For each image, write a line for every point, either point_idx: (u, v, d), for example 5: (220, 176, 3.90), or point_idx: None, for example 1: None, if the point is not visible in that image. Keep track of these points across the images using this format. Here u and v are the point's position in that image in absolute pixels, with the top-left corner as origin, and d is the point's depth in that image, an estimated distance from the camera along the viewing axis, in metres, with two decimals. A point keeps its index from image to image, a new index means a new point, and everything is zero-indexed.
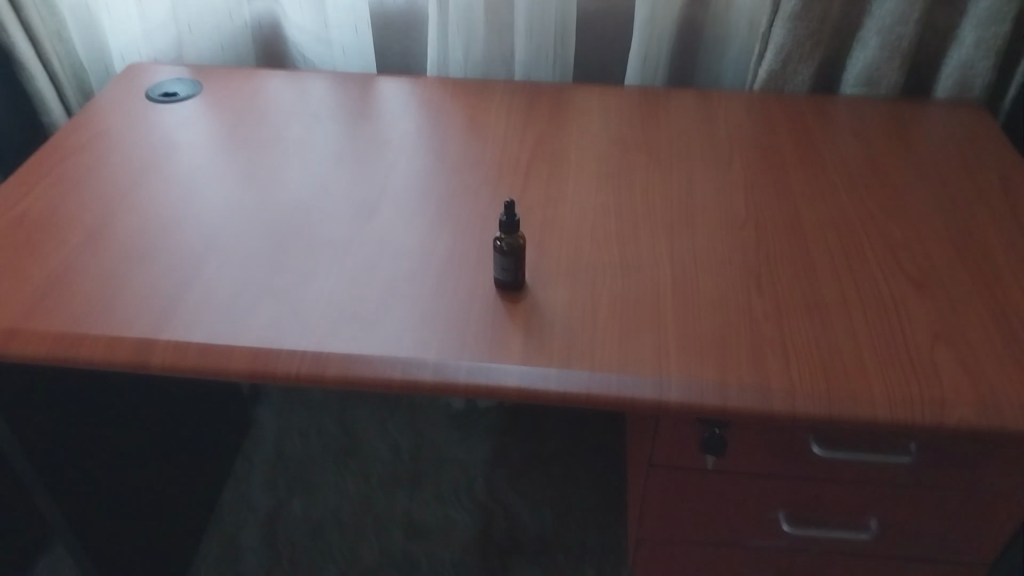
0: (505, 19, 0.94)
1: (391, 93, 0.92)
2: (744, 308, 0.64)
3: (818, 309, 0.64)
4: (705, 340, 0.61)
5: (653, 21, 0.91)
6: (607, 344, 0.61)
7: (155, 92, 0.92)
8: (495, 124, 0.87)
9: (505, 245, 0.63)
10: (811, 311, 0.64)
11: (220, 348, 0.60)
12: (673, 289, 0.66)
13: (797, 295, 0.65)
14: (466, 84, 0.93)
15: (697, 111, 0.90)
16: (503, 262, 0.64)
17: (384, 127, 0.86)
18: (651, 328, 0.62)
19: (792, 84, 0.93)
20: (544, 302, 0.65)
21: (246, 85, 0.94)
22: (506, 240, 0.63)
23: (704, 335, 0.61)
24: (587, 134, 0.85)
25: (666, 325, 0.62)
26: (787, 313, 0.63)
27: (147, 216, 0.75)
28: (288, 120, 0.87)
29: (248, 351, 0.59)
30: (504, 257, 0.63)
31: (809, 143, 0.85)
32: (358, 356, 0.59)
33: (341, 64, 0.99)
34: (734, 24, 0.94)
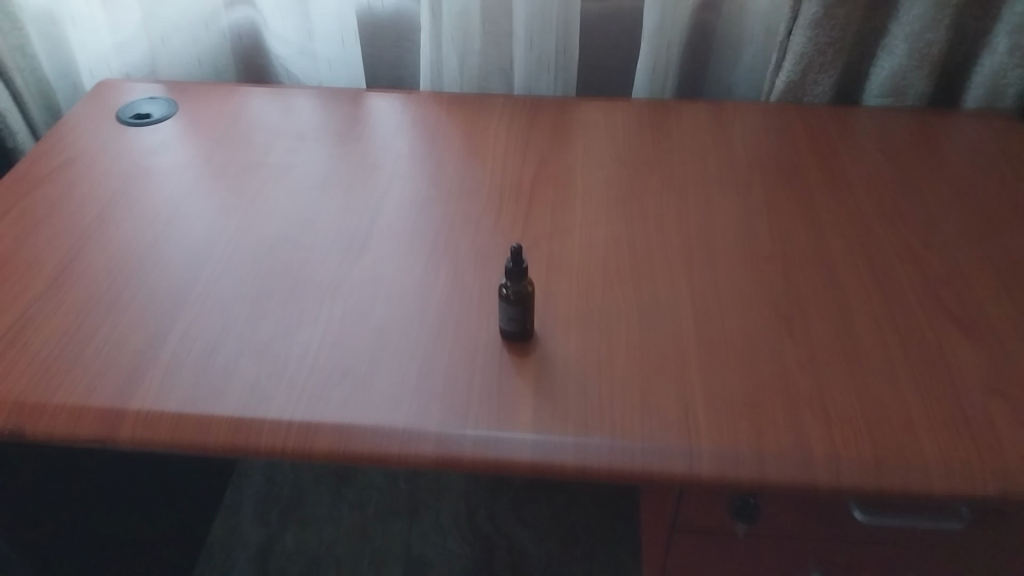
0: (504, 28, 0.87)
1: (380, 109, 0.85)
2: (778, 356, 0.58)
3: (857, 357, 0.58)
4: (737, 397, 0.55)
5: (663, 30, 0.85)
6: (628, 403, 0.54)
7: (126, 113, 0.85)
8: (495, 144, 0.80)
9: (511, 294, 0.57)
10: (852, 360, 0.58)
11: (196, 418, 0.53)
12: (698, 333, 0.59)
13: (832, 339, 0.60)
14: (462, 100, 0.87)
15: (711, 121, 0.84)
16: (509, 312, 0.57)
17: (375, 147, 0.79)
18: (675, 384, 0.56)
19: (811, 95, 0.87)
20: (555, 351, 0.58)
21: (226, 104, 0.87)
22: (512, 288, 0.57)
23: (735, 391, 0.55)
24: (595, 154, 0.79)
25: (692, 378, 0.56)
26: (824, 361, 0.58)
27: (112, 253, 0.67)
28: (271, 141, 0.81)
29: (228, 421, 0.53)
30: (509, 307, 0.57)
31: (835, 154, 0.79)
32: (351, 426, 0.53)
33: (328, 78, 0.92)
34: (749, 30, 0.88)
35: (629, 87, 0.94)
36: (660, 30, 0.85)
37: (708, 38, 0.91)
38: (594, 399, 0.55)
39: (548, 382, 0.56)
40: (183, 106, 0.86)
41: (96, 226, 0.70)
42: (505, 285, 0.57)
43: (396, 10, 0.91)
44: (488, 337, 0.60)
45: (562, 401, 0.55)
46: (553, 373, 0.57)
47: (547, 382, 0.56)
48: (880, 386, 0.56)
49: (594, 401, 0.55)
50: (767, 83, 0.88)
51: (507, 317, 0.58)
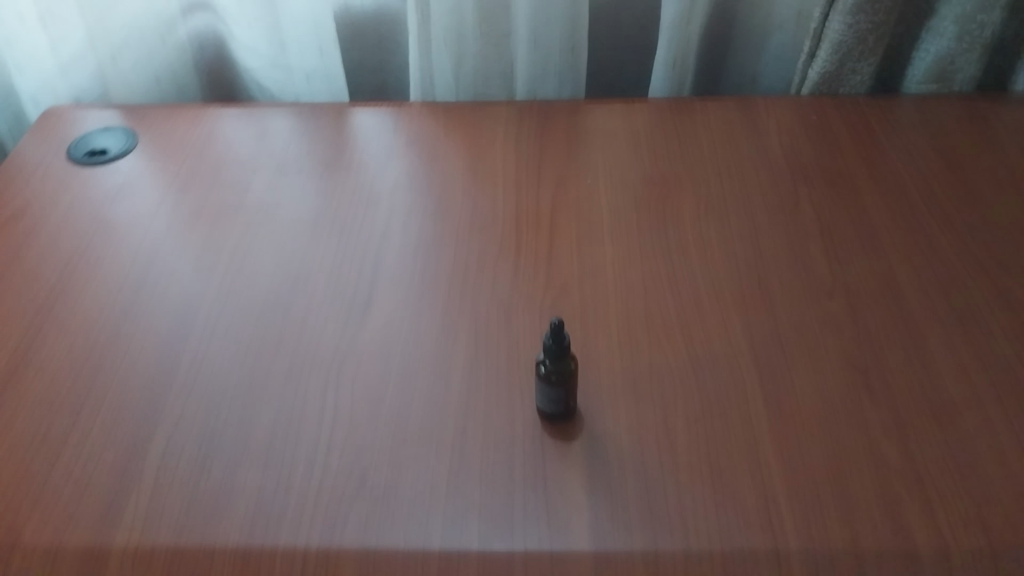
0: (504, 27, 0.77)
1: (366, 127, 0.75)
2: (852, 411, 0.51)
3: (940, 408, 0.51)
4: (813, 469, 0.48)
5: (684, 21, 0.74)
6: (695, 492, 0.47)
7: (79, 151, 0.74)
8: (502, 163, 0.71)
9: (549, 372, 0.49)
10: (932, 410, 0.51)
11: (195, 551, 0.46)
12: (759, 392, 0.52)
13: (908, 384, 0.52)
14: (460, 110, 0.77)
15: (741, 120, 0.74)
16: (547, 393, 0.50)
17: (365, 175, 0.70)
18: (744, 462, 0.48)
19: (847, 86, 0.77)
20: (601, 429, 0.51)
21: (192, 132, 0.77)
22: (551, 367, 0.49)
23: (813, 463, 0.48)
24: (618, 169, 0.70)
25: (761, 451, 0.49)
26: (903, 415, 0.51)
27: (76, 333, 0.58)
28: (248, 175, 0.71)
29: (232, 553, 0.46)
30: (547, 387, 0.49)
31: (880, 152, 0.71)
32: (377, 550, 0.46)
33: (305, 92, 0.82)
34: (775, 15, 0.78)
35: (642, 81, 0.85)
36: (683, 20, 0.75)
37: (728, 23, 0.82)
38: (655, 491, 0.47)
39: (599, 471, 0.49)
40: (142, 137, 0.76)
41: (56, 299, 0.61)
42: (542, 361, 0.49)
43: (377, 9, 0.81)
44: (524, 416, 0.52)
45: (620, 494, 0.47)
46: (604, 459, 0.49)
47: (597, 471, 0.49)
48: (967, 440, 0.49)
49: (656, 492, 0.47)
50: (799, 75, 0.78)
51: (545, 398, 0.50)
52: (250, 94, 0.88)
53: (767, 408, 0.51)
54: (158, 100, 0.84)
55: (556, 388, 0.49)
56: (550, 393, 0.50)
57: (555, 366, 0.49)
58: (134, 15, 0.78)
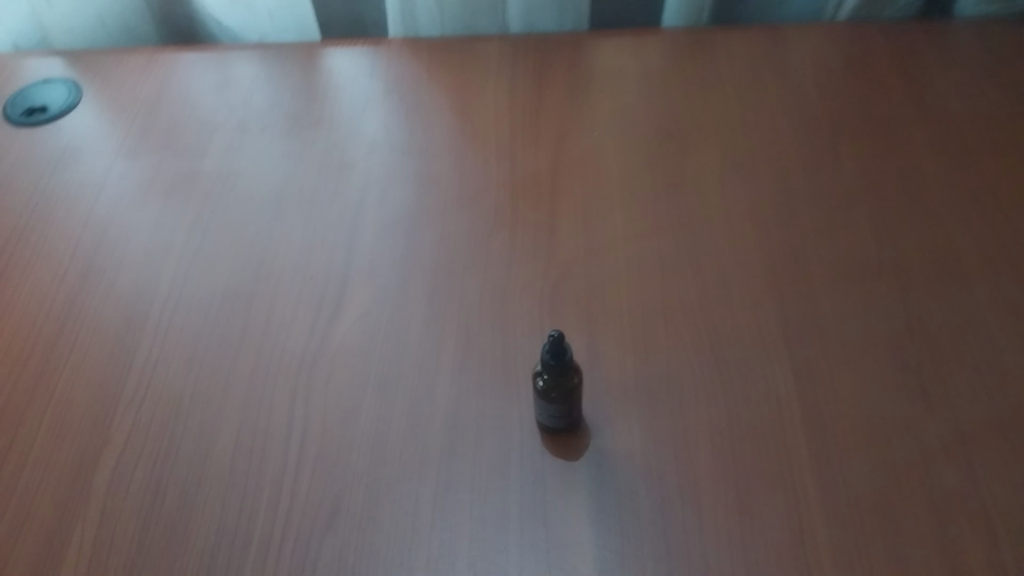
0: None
1: (343, 73, 0.66)
2: (903, 419, 0.44)
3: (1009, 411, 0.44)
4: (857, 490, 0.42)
5: None
6: (716, 518, 0.41)
7: (18, 110, 0.66)
8: (494, 114, 0.62)
9: (548, 389, 0.42)
10: (1000, 414, 0.44)
11: None
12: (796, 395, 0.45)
13: (972, 382, 0.45)
14: (445, 48, 0.67)
15: (771, 53, 0.64)
16: (546, 409, 0.43)
17: (343, 135, 0.62)
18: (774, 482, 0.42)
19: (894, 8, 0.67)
20: (609, 441, 0.44)
21: (144, 81, 0.68)
22: (552, 383, 0.42)
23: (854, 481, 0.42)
24: (629, 120, 0.61)
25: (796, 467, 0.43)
26: (965, 422, 0.44)
27: (14, 331, 0.52)
28: (208, 135, 0.62)
29: None
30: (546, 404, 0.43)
31: (933, 89, 0.61)
32: None
33: (271, 32, 0.73)
34: None
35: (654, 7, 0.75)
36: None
37: None
38: (670, 516, 0.41)
39: (607, 491, 0.43)
40: (88, 90, 0.67)
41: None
42: (540, 376, 0.42)
43: None
44: (521, 424, 0.45)
45: (631, 520, 0.41)
46: (611, 476, 0.43)
47: (604, 491, 0.43)
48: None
49: (673, 518, 0.41)
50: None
51: (544, 413, 0.43)
52: (212, 33, 0.78)
53: (801, 414, 0.45)
54: (108, 45, 0.75)
55: (556, 406, 0.42)
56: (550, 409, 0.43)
57: (556, 382, 0.42)
58: None
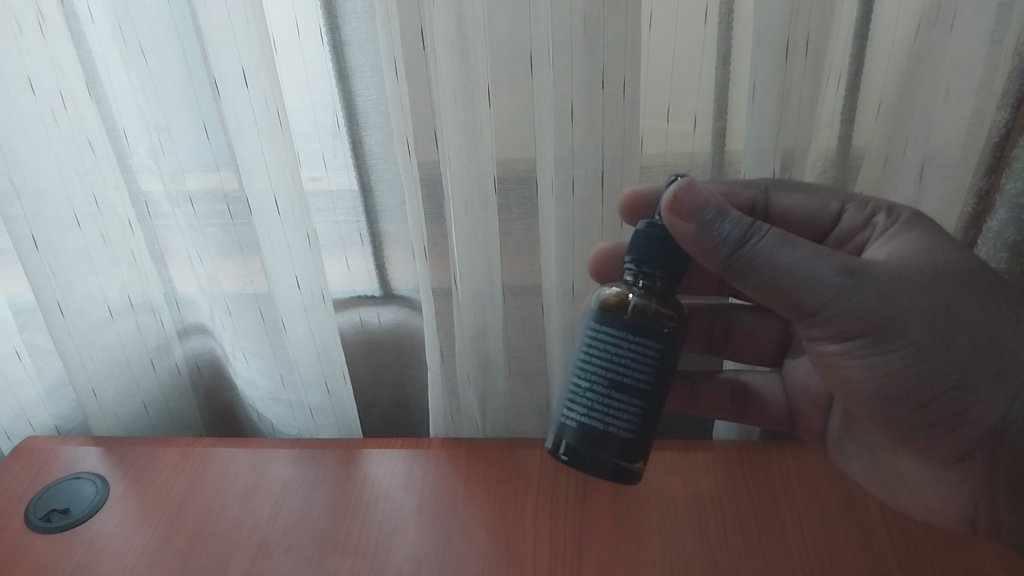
0: (536, 365, 0.70)
1: (382, 479, 0.66)
2: (851, 275, 0.48)
3: (992, 446, 0.50)
4: (955, 462, 0.53)
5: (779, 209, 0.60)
6: (914, 368, 0.49)
7: (36, 513, 0.64)
8: (533, 542, 0.59)
9: (651, 272, 0.50)
10: (967, 413, 0.49)
11: None
12: (826, 287, 0.48)
13: (958, 407, 0.49)
14: (486, 455, 0.67)
15: (785, 486, 0.63)
16: (655, 261, 0.50)
17: (370, 559, 0.58)
18: (835, 275, 0.48)
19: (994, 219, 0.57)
20: (757, 296, 0.51)
21: (171, 484, 0.66)
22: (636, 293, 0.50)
23: (962, 434, 0.50)
24: (638, 550, 0.58)
25: (904, 433, 0.53)
26: (960, 432, 0.50)
27: None
28: (232, 551, 0.60)
29: None
30: (654, 259, 0.50)
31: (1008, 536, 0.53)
32: None
33: (310, 428, 0.75)
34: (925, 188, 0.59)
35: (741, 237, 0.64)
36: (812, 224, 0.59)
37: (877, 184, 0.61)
38: (874, 339, 0.49)
39: (799, 286, 0.49)
40: (115, 490, 0.66)
41: None
42: (619, 288, 0.51)
43: (395, 327, 0.75)
44: None
45: None
46: (769, 296, 0.50)
47: (785, 284, 0.49)
48: (985, 454, 0.51)
49: (889, 377, 0.50)
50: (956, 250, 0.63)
51: (630, 290, 0.50)
52: (255, 419, 0.82)
53: (877, 304, 0.49)
54: (146, 432, 0.76)
55: (691, 221, 0.49)
56: (673, 253, 0.50)
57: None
58: (120, 341, 0.70)
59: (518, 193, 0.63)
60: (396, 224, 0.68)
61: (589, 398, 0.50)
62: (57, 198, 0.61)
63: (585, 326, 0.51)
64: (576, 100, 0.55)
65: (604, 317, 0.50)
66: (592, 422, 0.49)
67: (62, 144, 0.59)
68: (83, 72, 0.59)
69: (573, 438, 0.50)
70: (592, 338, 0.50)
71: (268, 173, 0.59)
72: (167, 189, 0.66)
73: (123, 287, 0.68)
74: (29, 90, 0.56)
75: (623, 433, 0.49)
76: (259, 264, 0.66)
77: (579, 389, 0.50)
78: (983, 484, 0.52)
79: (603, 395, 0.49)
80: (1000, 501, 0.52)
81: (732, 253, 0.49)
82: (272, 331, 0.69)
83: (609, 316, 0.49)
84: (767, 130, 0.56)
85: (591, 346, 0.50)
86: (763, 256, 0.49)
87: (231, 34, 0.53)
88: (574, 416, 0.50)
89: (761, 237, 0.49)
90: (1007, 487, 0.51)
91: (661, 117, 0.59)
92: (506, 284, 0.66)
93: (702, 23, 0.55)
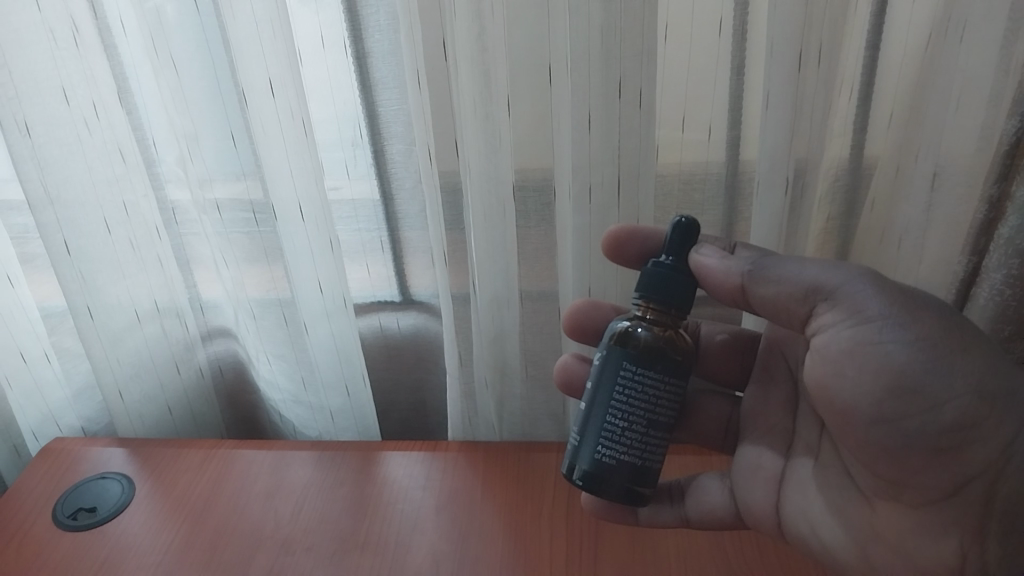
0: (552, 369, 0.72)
1: (402, 481, 0.67)
2: (867, 272, 0.50)
3: (993, 476, 0.48)
4: (950, 495, 0.49)
5: (791, 217, 0.61)
6: (928, 363, 0.48)
7: (64, 511, 0.66)
8: (550, 542, 0.60)
9: (661, 311, 0.50)
10: (972, 427, 0.47)
11: None
12: (842, 272, 0.50)
13: (962, 420, 0.47)
14: (503, 458, 0.68)
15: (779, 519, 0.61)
16: (670, 296, 0.50)
17: (390, 559, 0.59)
18: (847, 267, 0.50)
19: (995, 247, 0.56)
20: (783, 310, 0.52)
21: (196, 483, 0.68)
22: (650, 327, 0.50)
23: (966, 457, 0.48)
24: (653, 554, 0.59)
25: (903, 447, 0.48)
26: (968, 450, 0.48)
27: None
28: (253, 551, 0.61)
29: None
30: (665, 298, 0.50)
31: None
32: None
33: (330, 430, 0.76)
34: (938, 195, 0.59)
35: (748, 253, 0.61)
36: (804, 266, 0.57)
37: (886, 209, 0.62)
38: (894, 326, 0.48)
39: (820, 278, 0.50)
40: (140, 489, 0.68)
41: None
42: (631, 323, 0.50)
43: (414, 331, 0.77)
44: None
45: None
46: (792, 303, 0.51)
47: (807, 282, 0.50)
48: (983, 488, 0.48)
49: (901, 374, 0.48)
50: (966, 267, 0.60)
51: (640, 324, 0.50)
52: (276, 423, 0.83)
53: (898, 298, 0.49)
54: (170, 434, 0.78)
55: (711, 255, 0.52)
56: (684, 287, 0.50)
57: (682, 255, 0.51)
58: (146, 344, 0.72)
59: (536, 201, 0.64)
60: (416, 230, 0.69)
61: (628, 439, 0.49)
62: (89, 205, 0.62)
63: (611, 365, 0.49)
64: (593, 108, 0.56)
65: (634, 357, 0.49)
66: (636, 461, 0.49)
67: (95, 153, 0.61)
68: (115, 83, 0.61)
69: (617, 480, 0.49)
70: (623, 379, 0.49)
71: (293, 181, 0.61)
72: (193, 197, 0.67)
73: (151, 292, 0.69)
74: (64, 102, 0.58)
75: (648, 467, 0.50)
76: (282, 271, 0.68)
77: (615, 432, 0.49)
78: (975, 529, 0.49)
79: (642, 435, 0.49)
80: (990, 551, 0.48)
81: (749, 266, 0.51)
82: (295, 335, 0.71)
83: (641, 357, 0.49)
84: (780, 139, 0.57)
85: (624, 388, 0.49)
86: (779, 260, 0.51)
87: (259, 46, 0.55)
88: (604, 454, 0.49)
89: (772, 255, 0.52)
90: (1001, 532, 0.48)
91: (676, 126, 0.60)
92: (523, 290, 0.68)
93: (716, 34, 0.57)
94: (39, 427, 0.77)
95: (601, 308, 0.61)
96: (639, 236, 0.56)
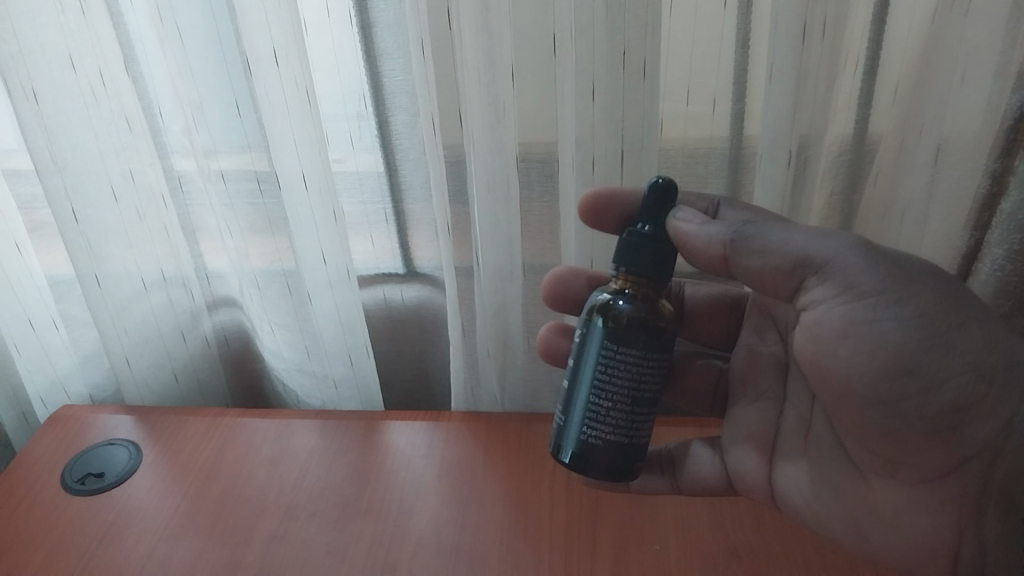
0: None
1: (404, 449, 0.68)
2: (860, 243, 0.49)
3: (992, 454, 0.49)
4: (948, 473, 0.50)
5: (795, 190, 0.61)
6: (923, 342, 0.48)
7: (73, 476, 0.67)
8: (550, 509, 0.61)
9: (638, 280, 0.50)
10: (969, 407, 0.48)
11: None
12: (832, 244, 0.49)
13: (962, 400, 0.48)
14: (504, 429, 0.69)
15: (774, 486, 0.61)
16: (647, 266, 0.50)
17: (393, 525, 0.60)
18: (837, 238, 0.49)
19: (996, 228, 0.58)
20: (769, 281, 0.51)
21: (203, 451, 0.69)
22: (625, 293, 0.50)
23: (964, 437, 0.49)
24: (652, 520, 0.59)
25: (900, 428, 0.49)
26: (966, 431, 0.49)
27: None
28: (257, 517, 0.62)
29: None
30: (640, 266, 0.50)
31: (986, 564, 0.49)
32: None
33: (334, 399, 0.77)
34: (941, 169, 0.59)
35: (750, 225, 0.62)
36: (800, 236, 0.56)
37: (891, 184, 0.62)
38: (887, 303, 0.48)
39: (809, 250, 0.49)
40: (146, 456, 0.69)
41: None
42: (611, 297, 0.50)
43: (418, 303, 0.77)
44: None
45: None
46: (778, 274, 0.51)
47: (795, 254, 0.49)
48: (982, 465, 0.49)
49: (893, 353, 0.48)
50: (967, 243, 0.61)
51: (621, 297, 0.50)
52: (281, 392, 0.84)
53: (893, 270, 0.49)
54: (177, 402, 0.79)
55: (691, 222, 0.51)
56: (662, 256, 0.50)
57: (659, 221, 0.51)
58: (153, 313, 0.72)
59: (539, 173, 0.64)
60: (420, 203, 0.70)
61: (611, 415, 0.49)
62: (96, 174, 0.63)
63: (593, 345, 0.50)
64: (597, 80, 0.56)
65: (614, 335, 0.49)
66: (621, 439, 0.50)
67: (101, 121, 0.61)
68: (121, 52, 0.61)
69: (603, 459, 0.50)
70: (604, 359, 0.49)
71: (298, 151, 0.61)
72: (199, 167, 0.68)
73: (157, 261, 0.70)
74: (70, 69, 0.58)
75: (634, 444, 0.50)
76: (287, 242, 0.69)
77: (599, 411, 0.49)
78: (973, 505, 0.50)
79: (626, 413, 0.49)
80: (988, 528, 0.49)
81: (731, 234, 0.51)
82: (299, 305, 0.71)
83: (619, 334, 0.49)
84: (783, 112, 0.56)
85: (606, 367, 0.49)
86: (763, 229, 0.50)
87: (264, 15, 0.55)
88: (589, 435, 0.50)
89: (756, 221, 0.51)
90: (1000, 509, 0.49)
91: (681, 99, 0.60)
92: (526, 262, 0.68)
93: (721, 7, 0.56)
94: (48, 394, 0.78)
95: (578, 276, 0.62)
96: (615, 204, 0.56)
